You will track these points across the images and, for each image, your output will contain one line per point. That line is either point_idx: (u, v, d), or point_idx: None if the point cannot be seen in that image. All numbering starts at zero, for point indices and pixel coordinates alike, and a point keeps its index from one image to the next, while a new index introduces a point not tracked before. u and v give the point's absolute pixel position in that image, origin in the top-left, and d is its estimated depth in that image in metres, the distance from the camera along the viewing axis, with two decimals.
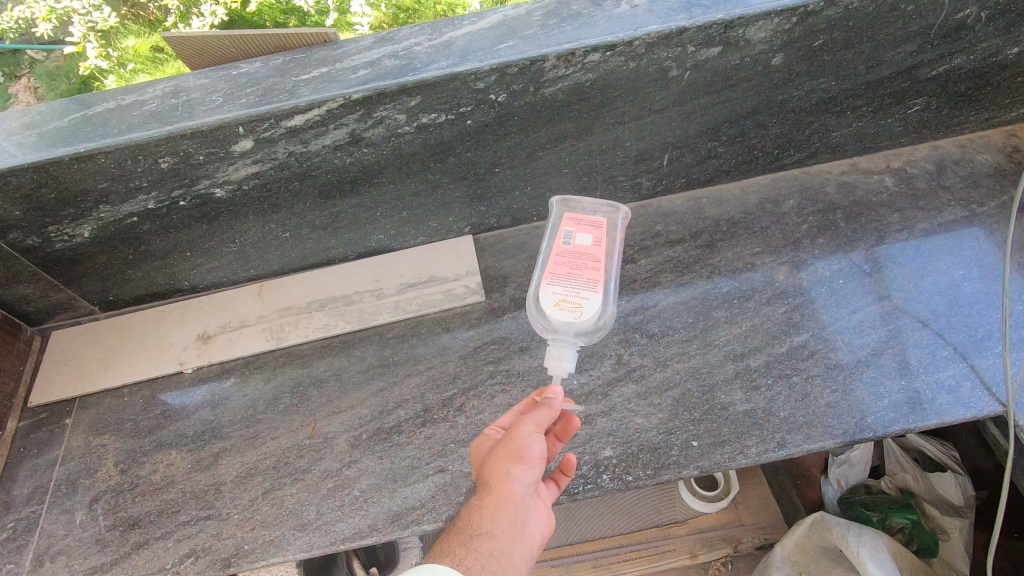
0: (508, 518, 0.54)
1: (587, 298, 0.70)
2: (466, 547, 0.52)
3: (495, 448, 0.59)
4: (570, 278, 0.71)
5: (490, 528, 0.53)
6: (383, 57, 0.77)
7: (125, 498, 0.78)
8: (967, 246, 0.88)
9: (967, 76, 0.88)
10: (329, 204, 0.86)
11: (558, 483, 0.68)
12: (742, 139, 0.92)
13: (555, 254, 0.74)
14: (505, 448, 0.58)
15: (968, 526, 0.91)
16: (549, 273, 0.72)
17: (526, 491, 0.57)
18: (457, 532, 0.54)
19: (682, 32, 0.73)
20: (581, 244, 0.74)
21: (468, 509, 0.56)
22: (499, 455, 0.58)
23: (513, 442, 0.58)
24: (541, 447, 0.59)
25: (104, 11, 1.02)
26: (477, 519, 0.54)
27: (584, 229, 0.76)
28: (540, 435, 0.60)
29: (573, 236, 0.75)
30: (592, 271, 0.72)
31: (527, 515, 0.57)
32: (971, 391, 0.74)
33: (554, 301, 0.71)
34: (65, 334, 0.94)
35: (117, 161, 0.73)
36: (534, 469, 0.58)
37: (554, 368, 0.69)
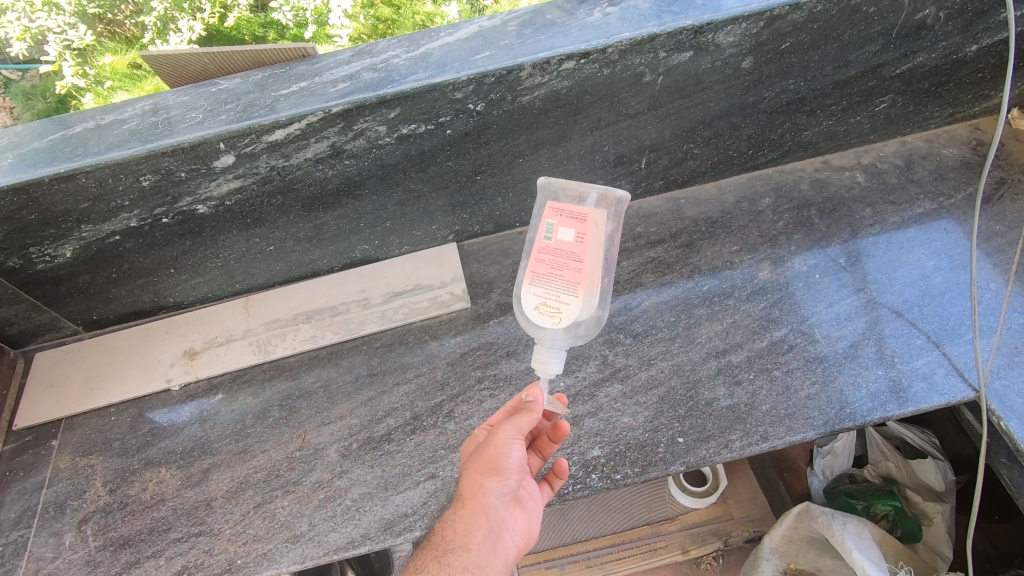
0: (480, 531, 0.58)
1: (566, 304, 0.70)
2: (439, 562, 0.56)
3: (473, 457, 0.61)
4: (550, 280, 0.71)
5: (464, 542, 0.57)
6: (362, 70, 0.78)
7: (114, 518, 0.77)
8: (936, 238, 0.91)
9: (930, 74, 0.91)
10: (312, 217, 0.87)
11: (552, 484, 0.70)
12: (717, 140, 0.94)
13: (537, 250, 0.73)
14: (481, 458, 0.60)
15: (950, 510, 0.94)
16: (531, 272, 0.72)
17: (500, 502, 0.59)
18: (434, 545, 0.58)
19: (653, 38, 0.75)
20: (563, 239, 0.73)
21: (444, 522, 0.59)
22: (475, 464, 0.60)
23: (489, 453, 0.60)
24: (518, 455, 0.60)
25: (81, 29, 1.04)
26: (452, 534, 0.58)
27: (567, 222, 0.74)
28: (518, 443, 0.61)
29: (555, 230, 0.73)
30: (575, 272, 0.71)
31: (503, 525, 0.60)
32: (944, 378, 0.77)
33: (534, 303, 0.71)
34: (49, 356, 0.93)
35: (97, 180, 0.73)
36: (510, 479, 0.60)
37: (541, 371, 0.71)
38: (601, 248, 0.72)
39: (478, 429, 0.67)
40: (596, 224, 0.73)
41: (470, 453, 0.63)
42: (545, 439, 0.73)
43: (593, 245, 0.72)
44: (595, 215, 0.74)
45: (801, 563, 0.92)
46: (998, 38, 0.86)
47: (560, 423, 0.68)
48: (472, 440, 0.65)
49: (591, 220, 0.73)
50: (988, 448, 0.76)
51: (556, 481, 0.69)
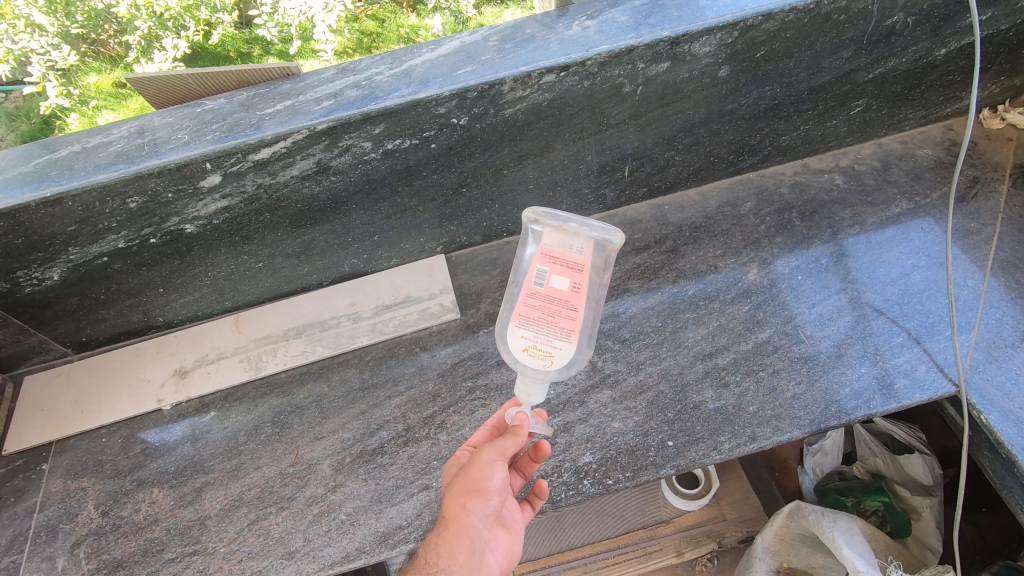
0: (464, 553, 0.59)
1: (557, 350, 0.66)
2: None
3: (455, 480, 0.62)
4: (540, 325, 0.67)
5: (447, 564, 0.58)
6: (346, 88, 0.79)
7: (107, 540, 0.77)
8: (914, 237, 0.93)
9: (902, 77, 0.93)
10: (300, 233, 0.87)
11: (534, 505, 0.71)
12: (698, 147, 0.96)
13: (525, 294, 0.67)
14: (464, 480, 0.61)
15: (937, 503, 0.95)
16: (520, 315, 0.68)
17: (482, 522, 0.60)
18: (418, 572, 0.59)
19: (631, 50, 0.76)
20: (556, 287, 0.67)
21: (428, 545, 0.60)
22: (458, 486, 0.61)
23: (471, 476, 0.61)
24: (500, 477, 0.62)
25: (64, 50, 1.03)
26: (435, 557, 0.59)
27: (563, 272, 0.67)
28: (501, 464, 0.62)
29: (547, 278, 0.67)
30: (567, 320, 0.66)
31: (485, 546, 0.62)
32: (925, 374, 0.78)
33: (523, 347, 0.67)
34: (38, 379, 0.93)
35: (84, 204, 0.73)
36: (492, 501, 0.61)
37: (523, 401, 0.70)
38: (597, 298, 0.68)
39: (460, 452, 0.68)
40: (593, 277, 0.67)
41: (452, 475, 0.65)
42: (526, 459, 0.73)
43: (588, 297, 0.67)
44: (594, 266, 0.68)
45: (793, 562, 0.94)
46: (965, 42, 0.89)
47: (541, 442, 0.68)
48: (454, 463, 0.67)
49: (587, 271, 0.67)
50: (970, 441, 0.77)
51: (536, 502, 0.70)
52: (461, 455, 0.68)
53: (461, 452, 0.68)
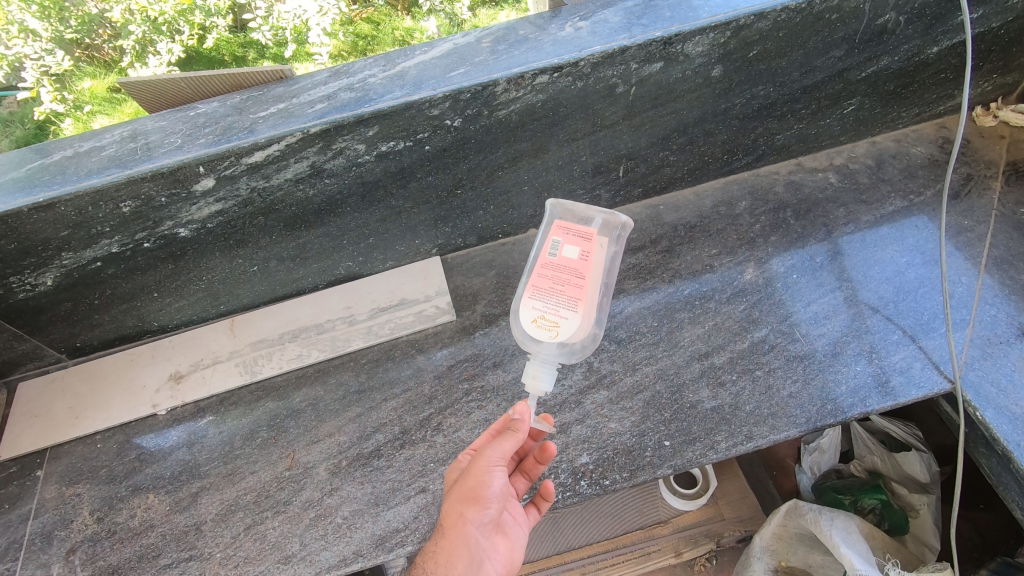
0: (462, 562, 0.59)
1: (565, 318, 0.71)
2: None
3: (454, 487, 0.62)
4: (551, 293, 0.73)
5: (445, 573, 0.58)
6: (339, 90, 0.79)
7: (103, 547, 0.77)
8: (909, 235, 0.93)
9: (894, 76, 0.93)
10: (295, 236, 0.87)
11: (540, 508, 0.70)
12: (692, 147, 0.96)
13: (539, 266, 0.75)
14: (462, 487, 0.61)
15: (935, 501, 0.96)
16: (534, 288, 0.74)
17: (479, 530, 0.60)
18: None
19: (624, 51, 0.76)
20: (567, 256, 0.75)
21: (427, 551, 0.61)
22: (456, 493, 0.61)
23: (469, 482, 0.61)
24: (499, 483, 0.61)
25: (58, 55, 1.01)
26: (433, 565, 0.59)
27: (574, 241, 0.77)
28: (499, 470, 0.62)
29: (560, 248, 0.76)
30: (575, 289, 0.73)
31: (485, 553, 0.62)
32: (921, 371, 0.78)
33: (533, 317, 0.73)
34: (33, 386, 0.92)
35: (77, 208, 0.73)
36: (490, 508, 0.60)
37: (531, 387, 0.72)
38: (602, 270, 0.76)
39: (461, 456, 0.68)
40: (598, 247, 0.77)
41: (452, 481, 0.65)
42: (532, 460, 0.72)
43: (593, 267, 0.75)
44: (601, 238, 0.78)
45: (791, 560, 0.94)
46: (956, 40, 0.89)
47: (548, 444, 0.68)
48: (454, 468, 0.67)
49: (595, 241, 0.78)
50: (966, 438, 0.77)
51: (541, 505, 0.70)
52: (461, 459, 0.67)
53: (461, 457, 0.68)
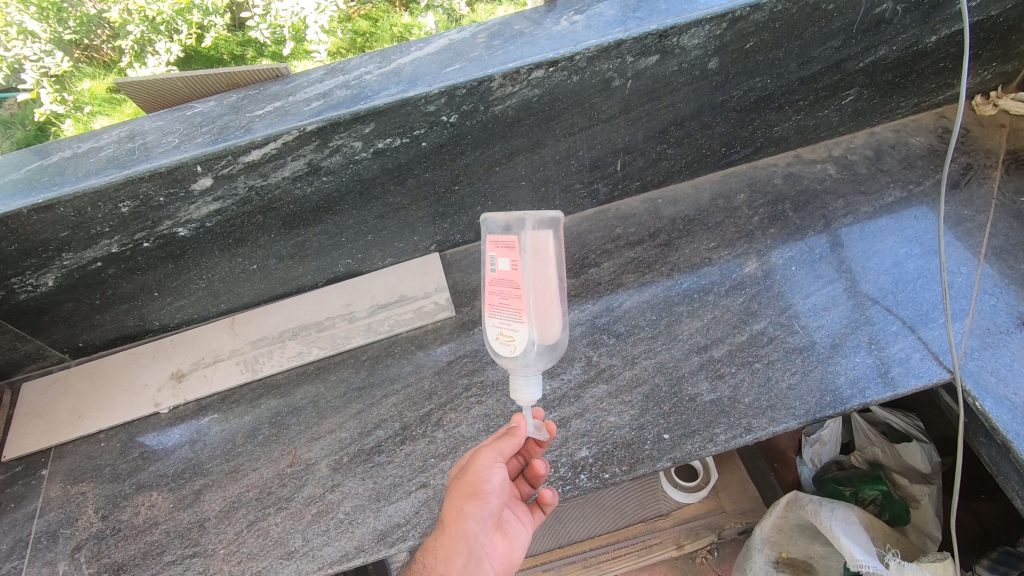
0: (461, 559, 0.59)
1: (517, 332, 0.71)
2: None
3: (452, 485, 0.63)
4: (499, 311, 0.72)
5: (444, 570, 0.57)
6: (335, 88, 0.79)
7: (107, 544, 0.77)
8: (908, 225, 0.93)
9: (893, 66, 0.93)
10: (294, 233, 0.87)
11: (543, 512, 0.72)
12: (689, 140, 0.96)
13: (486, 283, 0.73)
14: (461, 484, 0.62)
15: (936, 491, 0.96)
16: (487, 304, 0.73)
17: (479, 527, 0.60)
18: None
19: (619, 44, 0.76)
20: (503, 268, 0.71)
21: (425, 549, 0.60)
22: (456, 490, 0.61)
23: (467, 480, 0.62)
24: (498, 478, 0.62)
25: (55, 57, 1.18)
26: (432, 562, 0.58)
27: (501, 252, 0.71)
28: (498, 465, 0.62)
29: (495, 262, 0.72)
30: (517, 300, 0.70)
31: (484, 551, 0.61)
32: (920, 362, 0.78)
33: (493, 335, 0.73)
34: (36, 386, 0.93)
35: (76, 209, 0.73)
36: (489, 504, 0.61)
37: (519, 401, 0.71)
38: (541, 270, 0.71)
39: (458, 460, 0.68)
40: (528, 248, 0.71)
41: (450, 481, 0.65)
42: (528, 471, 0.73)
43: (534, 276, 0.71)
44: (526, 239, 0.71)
45: (791, 552, 0.94)
46: (955, 29, 0.89)
47: (536, 464, 0.69)
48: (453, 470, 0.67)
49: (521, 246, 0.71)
50: (966, 428, 0.77)
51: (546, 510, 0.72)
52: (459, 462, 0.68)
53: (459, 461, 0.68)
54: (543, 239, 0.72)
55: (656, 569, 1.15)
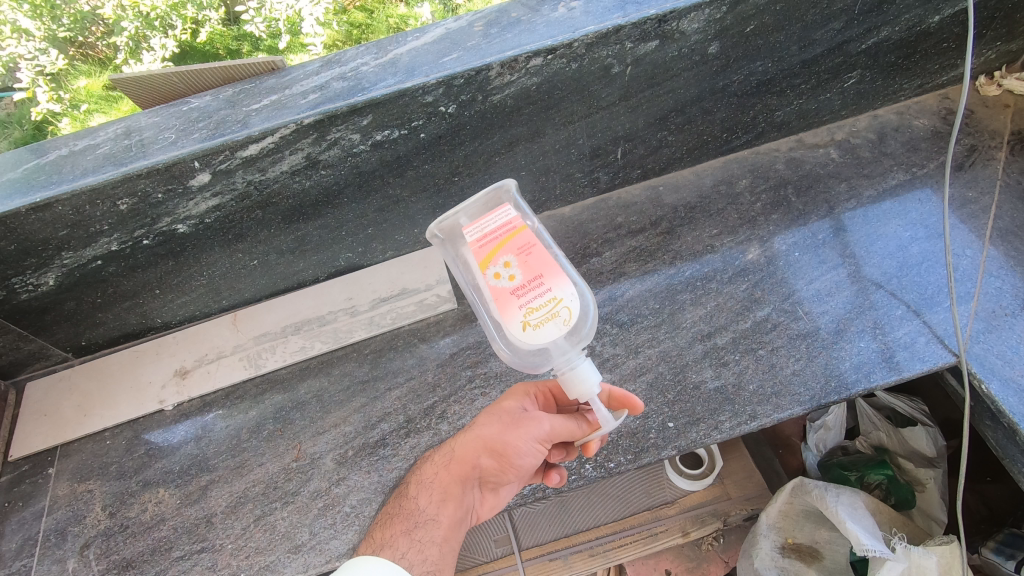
0: (455, 504, 0.67)
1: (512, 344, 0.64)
2: (408, 534, 0.64)
3: (473, 433, 0.68)
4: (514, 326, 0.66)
5: (437, 512, 0.66)
6: (332, 80, 0.78)
7: (116, 541, 0.78)
8: (912, 208, 0.92)
9: (896, 47, 0.92)
10: (294, 228, 0.87)
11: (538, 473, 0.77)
12: (690, 126, 0.95)
13: None
14: (492, 437, 0.66)
15: (941, 475, 0.96)
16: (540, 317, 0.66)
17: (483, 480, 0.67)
18: (405, 519, 0.66)
19: (618, 30, 0.75)
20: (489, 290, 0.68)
21: (428, 483, 0.69)
22: (484, 440, 0.67)
23: (487, 437, 0.67)
24: (530, 450, 0.65)
25: (52, 56, 1.26)
26: (428, 503, 0.67)
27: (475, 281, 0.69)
28: (537, 441, 0.65)
29: None
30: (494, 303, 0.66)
31: (476, 501, 0.69)
32: (925, 346, 0.78)
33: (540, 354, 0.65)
34: (40, 385, 0.93)
35: (74, 208, 0.73)
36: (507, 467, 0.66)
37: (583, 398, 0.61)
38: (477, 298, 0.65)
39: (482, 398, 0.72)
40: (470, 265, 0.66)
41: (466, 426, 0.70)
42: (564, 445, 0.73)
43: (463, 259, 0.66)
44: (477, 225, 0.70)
45: (798, 538, 0.94)
46: (959, 8, 0.87)
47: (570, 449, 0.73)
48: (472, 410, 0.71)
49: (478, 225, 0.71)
50: (972, 411, 0.77)
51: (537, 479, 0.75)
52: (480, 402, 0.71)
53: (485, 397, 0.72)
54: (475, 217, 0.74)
55: (663, 558, 1.14)
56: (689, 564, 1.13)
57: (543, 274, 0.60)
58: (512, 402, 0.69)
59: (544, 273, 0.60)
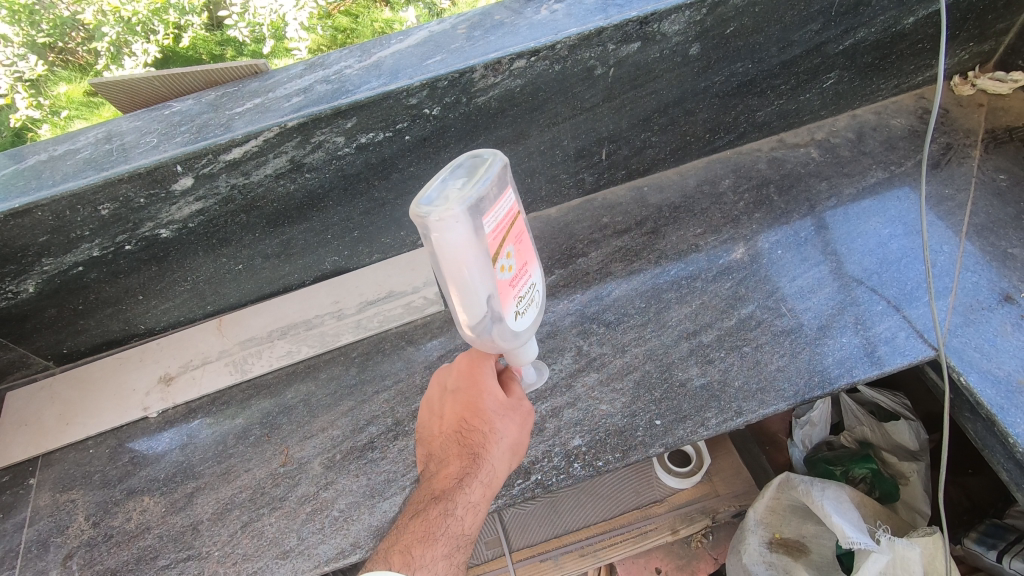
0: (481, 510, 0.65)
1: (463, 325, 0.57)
2: (454, 555, 0.59)
3: (501, 437, 0.65)
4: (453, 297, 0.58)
5: (475, 526, 0.63)
6: (315, 83, 0.78)
7: (99, 551, 0.76)
8: (891, 206, 0.94)
9: (873, 48, 0.93)
10: (279, 232, 0.87)
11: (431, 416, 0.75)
12: (674, 127, 0.96)
13: None
14: (518, 441, 0.67)
15: (924, 468, 0.97)
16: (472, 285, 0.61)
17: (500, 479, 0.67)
18: (448, 543, 0.60)
19: (600, 32, 0.76)
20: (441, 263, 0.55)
21: (466, 500, 0.62)
22: (514, 446, 0.66)
23: (514, 442, 0.66)
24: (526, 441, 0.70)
25: (30, 61, 1.25)
26: (471, 521, 0.62)
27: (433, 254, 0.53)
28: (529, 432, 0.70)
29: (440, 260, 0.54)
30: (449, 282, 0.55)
31: None
32: (905, 340, 0.79)
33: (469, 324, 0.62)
34: (21, 394, 0.92)
35: (54, 213, 0.72)
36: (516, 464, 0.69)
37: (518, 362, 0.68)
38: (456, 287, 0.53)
39: (477, 380, 0.67)
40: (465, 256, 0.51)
41: (486, 424, 0.65)
42: None
43: (462, 248, 0.50)
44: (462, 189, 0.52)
45: (785, 532, 0.94)
46: (933, 9, 0.89)
47: None
48: (481, 401, 0.66)
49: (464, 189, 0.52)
50: (952, 405, 0.79)
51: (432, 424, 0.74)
52: (480, 388, 0.66)
53: (478, 378, 0.67)
54: (447, 169, 0.53)
55: (653, 556, 1.14)
56: (678, 562, 1.13)
57: (527, 261, 0.60)
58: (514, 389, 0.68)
59: (524, 261, 0.59)
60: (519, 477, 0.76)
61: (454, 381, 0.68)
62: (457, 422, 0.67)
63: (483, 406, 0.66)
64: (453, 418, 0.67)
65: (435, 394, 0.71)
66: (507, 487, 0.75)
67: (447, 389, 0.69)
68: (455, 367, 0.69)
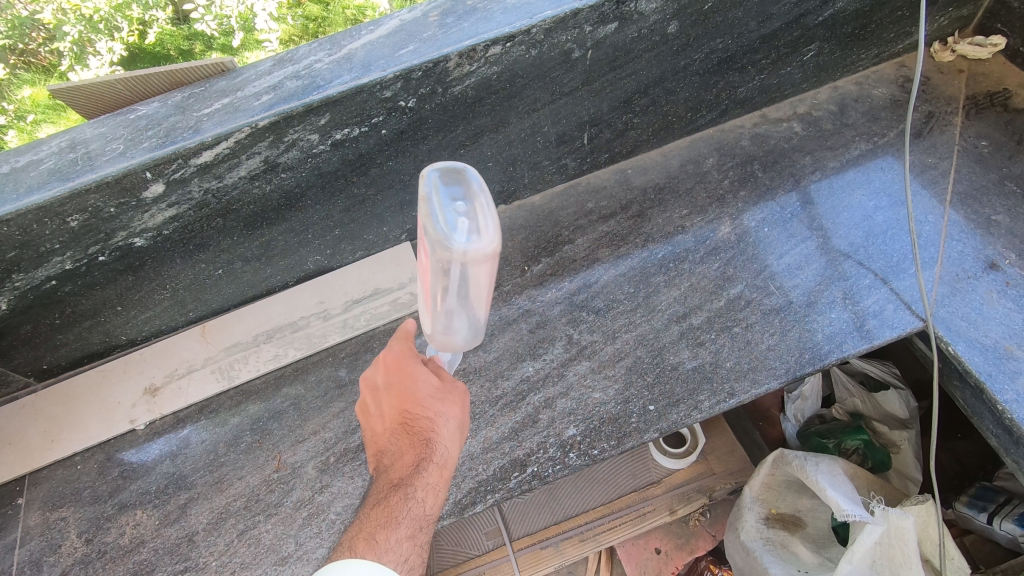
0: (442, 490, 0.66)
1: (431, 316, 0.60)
2: (417, 534, 0.61)
3: (446, 419, 0.66)
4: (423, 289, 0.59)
5: (437, 506, 0.64)
6: (285, 79, 0.76)
7: (95, 567, 0.76)
8: (876, 177, 0.94)
9: (852, 17, 0.92)
10: (257, 234, 0.85)
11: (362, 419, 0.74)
12: (655, 108, 0.94)
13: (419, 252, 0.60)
14: (463, 419, 0.67)
15: (915, 435, 0.99)
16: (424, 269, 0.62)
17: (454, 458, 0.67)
18: (408, 523, 0.61)
19: (575, 14, 0.74)
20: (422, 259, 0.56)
21: (423, 483, 0.63)
22: (460, 422, 0.67)
23: (459, 420, 0.67)
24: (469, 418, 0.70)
25: None
26: (431, 501, 0.63)
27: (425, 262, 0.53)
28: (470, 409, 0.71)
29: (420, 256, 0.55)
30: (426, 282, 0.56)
31: None
32: (893, 313, 0.80)
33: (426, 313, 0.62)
34: (2, 414, 0.88)
35: (21, 227, 0.69)
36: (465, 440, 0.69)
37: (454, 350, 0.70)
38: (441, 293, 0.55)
39: (408, 370, 0.67)
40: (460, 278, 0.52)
41: (427, 409, 0.66)
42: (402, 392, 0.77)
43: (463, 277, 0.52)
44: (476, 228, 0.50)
45: (780, 508, 0.96)
46: None
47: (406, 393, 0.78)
48: (416, 390, 0.66)
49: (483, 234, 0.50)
50: (941, 373, 0.79)
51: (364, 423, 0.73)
52: (413, 377, 0.67)
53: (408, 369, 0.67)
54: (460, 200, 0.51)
55: (652, 537, 1.15)
56: (678, 541, 1.15)
57: None
58: (444, 373, 0.69)
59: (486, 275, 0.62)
60: (515, 470, 0.76)
61: (384, 377, 0.68)
62: (399, 416, 0.66)
63: (419, 394, 0.66)
64: (394, 412, 0.67)
65: (368, 395, 0.70)
66: (504, 481, 0.75)
67: (380, 388, 0.69)
68: (383, 364, 0.69)
